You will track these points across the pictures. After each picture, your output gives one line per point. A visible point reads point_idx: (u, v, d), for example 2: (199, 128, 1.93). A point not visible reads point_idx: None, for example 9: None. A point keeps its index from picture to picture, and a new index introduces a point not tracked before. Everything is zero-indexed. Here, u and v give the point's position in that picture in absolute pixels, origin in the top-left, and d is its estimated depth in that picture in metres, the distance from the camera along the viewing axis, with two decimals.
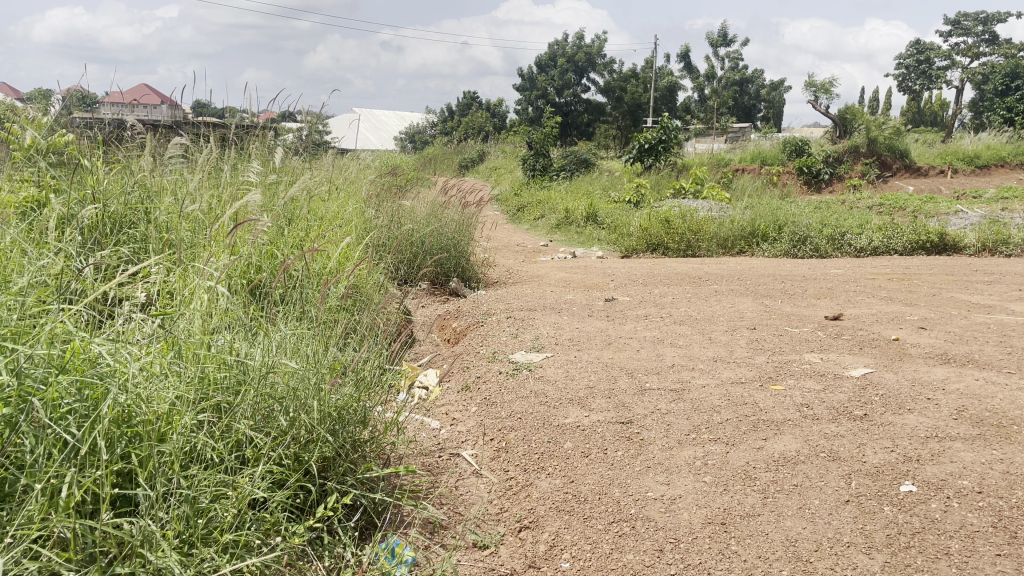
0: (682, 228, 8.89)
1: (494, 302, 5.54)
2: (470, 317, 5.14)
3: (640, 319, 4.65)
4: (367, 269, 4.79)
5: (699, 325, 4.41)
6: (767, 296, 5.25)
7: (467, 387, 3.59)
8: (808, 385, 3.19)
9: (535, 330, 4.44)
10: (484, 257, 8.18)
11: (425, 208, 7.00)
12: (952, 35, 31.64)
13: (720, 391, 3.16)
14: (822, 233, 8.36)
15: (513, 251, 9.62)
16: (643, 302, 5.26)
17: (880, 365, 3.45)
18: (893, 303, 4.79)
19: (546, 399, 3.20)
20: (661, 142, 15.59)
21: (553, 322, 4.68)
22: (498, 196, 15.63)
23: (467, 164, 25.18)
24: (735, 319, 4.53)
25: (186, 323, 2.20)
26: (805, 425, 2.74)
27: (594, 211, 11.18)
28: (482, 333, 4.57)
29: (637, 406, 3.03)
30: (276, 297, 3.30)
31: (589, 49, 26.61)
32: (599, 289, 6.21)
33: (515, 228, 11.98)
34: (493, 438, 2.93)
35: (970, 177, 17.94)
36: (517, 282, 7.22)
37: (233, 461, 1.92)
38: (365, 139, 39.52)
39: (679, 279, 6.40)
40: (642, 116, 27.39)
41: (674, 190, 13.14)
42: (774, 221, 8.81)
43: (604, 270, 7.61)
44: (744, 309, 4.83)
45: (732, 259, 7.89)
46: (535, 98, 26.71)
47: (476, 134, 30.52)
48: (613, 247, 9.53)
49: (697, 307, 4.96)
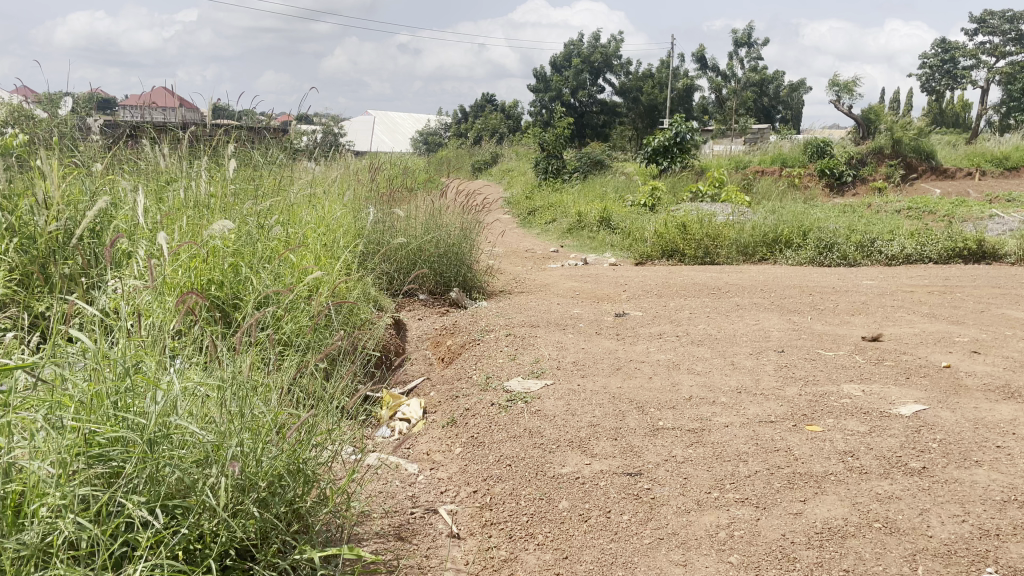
0: (699, 234, 8.41)
1: (495, 316, 5.08)
2: (466, 335, 4.70)
3: (654, 339, 4.18)
4: (352, 284, 4.37)
5: (719, 346, 3.93)
6: (795, 312, 4.76)
7: (453, 422, 3.14)
8: (850, 427, 2.71)
9: (536, 352, 3.98)
10: (489, 264, 7.74)
11: (423, 215, 6.56)
12: (977, 33, 30.78)
13: (747, 434, 2.69)
14: (849, 240, 7.84)
15: (521, 258, 9.16)
16: (656, 317, 4.79)
17: (934, 400, 2.95)
18: (938, 322, 4.27)
19: (542, 440, 2.75)
20: (677, 144, 15.10)
21: (556, 341, 4.21)
22: (510, 199, 15.21)
23: (480, 167, 24.83)
24: (759, 340, 4.04)
25: (85, 370, 1.81)
26: (852, 482, 2.26)
27: (608, 215, 10.69)
28: (478, 354, 4.11)
29: (648, 453, 2.55)
30: (232, 336, 2.92)
31: (605, 50, 26.09)
32: (610, 301, 5.74)
33: (525, 233, 11.55)
34: (477, 491, 2.48)
35: (999, 180, 17.29)
36: (523, 292, 6.77)
37: (117, 550, 1.52)
38: (378, 141, 39.28)
39: (697, 290, 5.92)
40: (657, 117, 26.88)
41: (691, 193, 12.66)
42: (798, 227, 8.30)
43: (616, 279, 7.15)
44: (769, 327, 4.34)
45: (753, 267, 7.39)
46: (550, 99, 26.27)
47: (490, 136, 30.10)
48: (626, 254, 9.06)
49: (717, 324, 4.48)
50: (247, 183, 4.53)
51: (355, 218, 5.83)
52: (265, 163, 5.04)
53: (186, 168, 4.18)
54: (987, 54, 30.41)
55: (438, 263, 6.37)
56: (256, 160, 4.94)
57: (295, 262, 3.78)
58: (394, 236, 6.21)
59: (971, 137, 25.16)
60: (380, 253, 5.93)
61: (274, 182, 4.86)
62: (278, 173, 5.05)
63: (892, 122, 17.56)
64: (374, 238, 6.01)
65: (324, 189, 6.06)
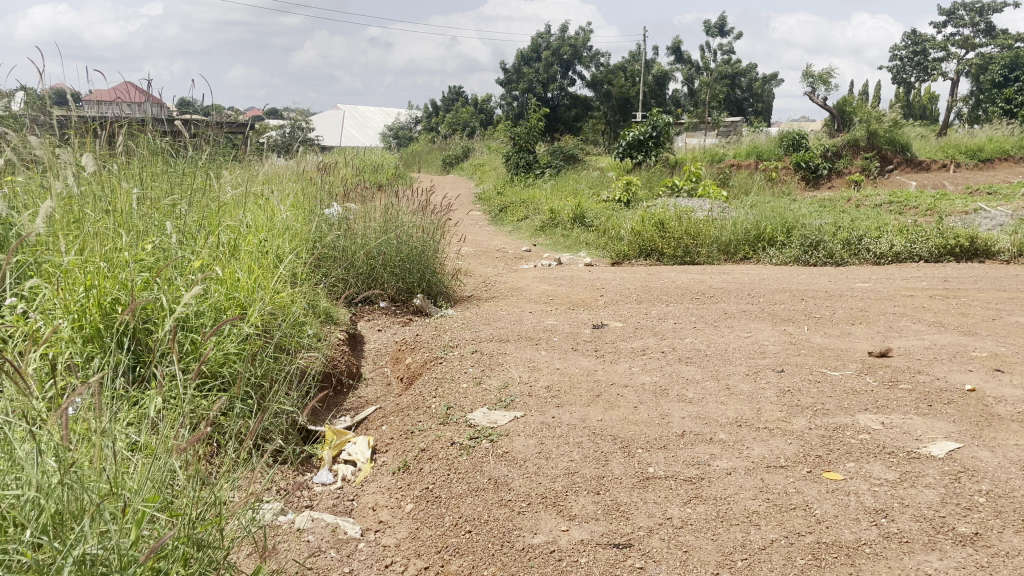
0: (678, 232, 7.99)
1: (460, 329, 4.62)
2: (427, 351, 4.22)
3: (636, 357, 3.73)
4: (298, 299, 3.89)
5: (711, 365, 3.49)
6: (789, 321, 4.35)
7: (405, 467, 2.66)
8: (876, 474, 2.28)
9: (504, 373, 3.51)
10: (456, 267, 7.27)
11: (381, 215, 6.07)
12: (947, 25, 30.75)
13: (756, 485, 2.25)
14: (835, 238, 7.47)
15: (492, 258, 8.70)
16: (638, 328, 4.34)
17: (968, 436, 2.53)
18: (949, 333, 3.87)
19: (509, 496, 2.28)
20: (651, 138, 14.70)
21: (527, 359, 3.75)
22: (480, 196, 14.74)
23: (451, 162, 24.27)
24: (754, 357, 3.61)
25: None
26: (893, 558, 1.82)
27: (581, 212, 10.25)
28: (438, 378, 3.63)
29: (638, 514, 2.11)
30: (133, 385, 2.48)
31: (575, 41, 25.57)
32: (586, 309, 5.30)
33: (496, 231, 11.09)
34: (429, 567, 2.01)
35: (975, 171, 17.12)
36: (493, 298, 6.31)
37: None
38: (348, 137, 38.57)
39: (680, 295, 5.50)
40: (630, 110, 26.51)
41: (667, 188, 12.28)
42: (781, 224, 7.91)
43: (592, 282, 6.70)
44: (763, 340, 3.92)
45: (737, 267, 6.98)
46: (521, 92, 25.80)
47: (461, 129, 29.51)
48: (602, 253, 8.65)
49: (706, 337, 4.05)
50: (172, 184, 4.07)
51: (300, 218, 5.36)
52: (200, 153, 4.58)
53: (103, 166, 3.73)
54: (957, 46, 30.42)
55: (399, 268, 5.89)
56: (189, 153, 4.47)
57: (225, 272, 3.36)
58: (350, 240, 5.73)
59: (943, 128, 25.10)
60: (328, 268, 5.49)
61: (207, 178, 4.40)
62: (213, 167, 4.59)
63: (867, 113, 17.31)
64: (325, 242, 5.52)
65: (267, 187, 5.56)
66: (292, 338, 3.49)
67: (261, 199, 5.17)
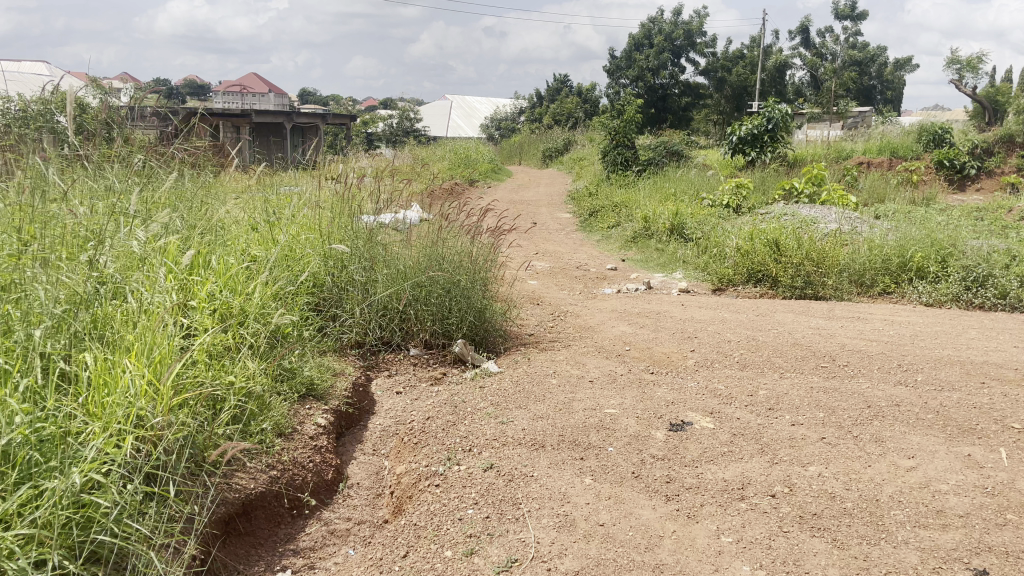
0: (798, 257, 6.45)
1: (485, 414, 3.35)
2: (428, 454, 2.97)
3: (729, 506, 2.37)
4: (235, 385, 2.74)
5: (855, 546, 2.11)
6: (975, 436, 2.87)
7: None
8: None
9: (513, 533, 2.25)
10: (514, 296, 6.03)
11: (416, 237, 4.87)
12: None
13: None
14: (1008, 271, 5.79)
15: (569, 279, 7.40)
16: (737, 433, 2.96)
17: None
18: None
19: None
20: (767, 132, 12.93)
21: (560, 497, 2.46)
22: (571, 197, 13.42)
23: (551, 155, 22.95)
24: (926, 527, 2.20)
25: None
26: None
27: (680, 222, 8.78)
28: (418, 525, 2.40)
29: None
30: None
31: (688, 26, 23.60)
32: (666, 378, 3.94)
33: (583, 240, 9.75)
34: None
35: None
36: (555, 343, 5.02)
37: None
38: (453, 129, 37.99)
39: (801, 361, 4.04)
40: (746, 100, 24.49)
41: (783, 193, 10.61)
42: (934, 249, 6.24)
43: (684, 323, 5.31)
44: (939, 481, 2.48)
45: (877, 309, 5.40)
46: (628, 80, 24.16)
47: (565, 121, 28.08)
48: (700, 275, 7.22)
49: (842, 465, 2.63)
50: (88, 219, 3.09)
51: (294, 248, 4.34)
52: (143, 176, 3.67)
53: None
54: None
55: (436, 306, 4.65)
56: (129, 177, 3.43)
57: (108, 358, 2.30)
58: (369, 272, 4.52)
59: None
60: (335, 314, 4.42)
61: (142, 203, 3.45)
62: (150, 187, 3.65)
63: None
64: (332, 275, 4.45)
65: (257, 213, 4.58)
66: (206, 453, 2.39)
67: (239, 236, 4.08)
